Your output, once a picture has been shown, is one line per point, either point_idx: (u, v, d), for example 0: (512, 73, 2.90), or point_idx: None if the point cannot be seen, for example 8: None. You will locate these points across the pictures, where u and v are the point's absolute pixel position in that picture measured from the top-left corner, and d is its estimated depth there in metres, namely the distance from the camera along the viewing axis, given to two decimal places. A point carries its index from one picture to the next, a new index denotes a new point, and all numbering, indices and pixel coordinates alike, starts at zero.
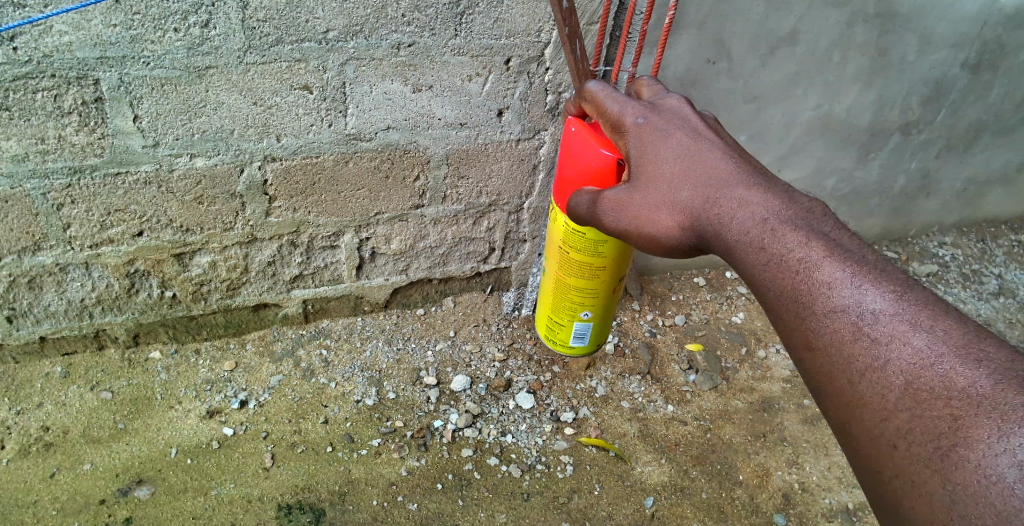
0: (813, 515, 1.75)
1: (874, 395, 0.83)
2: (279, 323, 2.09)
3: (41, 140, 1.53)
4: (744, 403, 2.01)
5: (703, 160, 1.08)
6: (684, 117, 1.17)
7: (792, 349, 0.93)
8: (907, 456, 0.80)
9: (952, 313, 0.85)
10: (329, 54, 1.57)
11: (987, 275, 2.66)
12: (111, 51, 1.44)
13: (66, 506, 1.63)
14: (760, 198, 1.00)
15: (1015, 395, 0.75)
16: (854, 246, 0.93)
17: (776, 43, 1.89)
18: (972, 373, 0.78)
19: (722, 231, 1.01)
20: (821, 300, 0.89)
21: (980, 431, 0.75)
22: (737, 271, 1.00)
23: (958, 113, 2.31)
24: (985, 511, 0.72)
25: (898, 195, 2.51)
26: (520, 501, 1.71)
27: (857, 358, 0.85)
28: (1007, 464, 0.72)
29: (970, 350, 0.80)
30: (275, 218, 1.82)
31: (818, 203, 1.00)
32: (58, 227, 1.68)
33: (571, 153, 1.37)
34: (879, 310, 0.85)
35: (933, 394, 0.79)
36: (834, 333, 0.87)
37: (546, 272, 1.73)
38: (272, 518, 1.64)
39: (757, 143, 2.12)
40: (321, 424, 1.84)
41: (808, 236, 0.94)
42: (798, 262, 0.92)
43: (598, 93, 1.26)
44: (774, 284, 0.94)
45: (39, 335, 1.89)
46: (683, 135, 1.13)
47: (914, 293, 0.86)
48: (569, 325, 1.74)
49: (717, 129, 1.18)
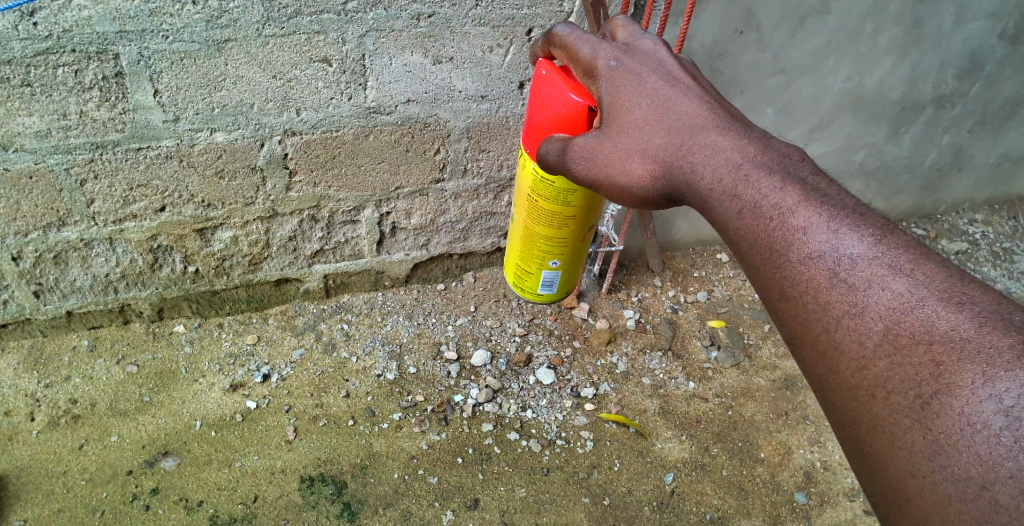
0: (835, 494, 1.73)
1: (852, 343, 0.84)
2: (301, 298, 2.10)
3: (63, 115, 1.54)
4: (767, 381, 1.98)
5: (676, 105, 1.06)
6: (659, 59, 1.13)
7: (768, 299, 0.94)
8: (886, 406, 0.81)
9: (933, 257, 0.85)
10: (348, 25, 1.55)
11: (1019, 253, 2.60)
12: (131, 24, 1.44)
13: (95, 476, 1.67)
14: (733, 145, 0.99)
15: (1000, 338, 0.76)
16: (831, 190, 0.93)
17: (806, 14, 1.83)
18: (955, 316, 0.79)
19: (695, 180, 1.00)
20: (796, 247, 0.89)
21: (963, 377, 0.76)
22: (711, 220, 1.00)
23: (995, 87, 2.24)
24: (970, 461, 0.74)
25: (928, 171, 2.45)
26: (540, 476, 1.71)
27: (834, 306, 0.85)
28: (992, 411, 0.73)
29: (952, 294, 0.80)
30: (296, 193, 1.82)
31: (795, 149, 0.99)
32: (82, 202, 1.69)
33: (541, 98, 1.34)
34: (858, 255, 0.85)
35: (913, 339, 0.80)
36: (810, 281, 0.87)
37: (515, 220, 1.79)
38: (295, 489, 1.66)
39: (784, 117, 2.07)
40: (342, 398, 1.86)
41: (784, 182, 0.93)
42: (772, 209, 0.92)
43: (568, 37, 1.22)
44: (749, 233, 0.94)
45: (66, 310, 1.92)
46: (657, 79, 1.09)
47: (894, 237, 0.86)
48: (537, 273, 1.81)
49: (693, 72, 1.15)
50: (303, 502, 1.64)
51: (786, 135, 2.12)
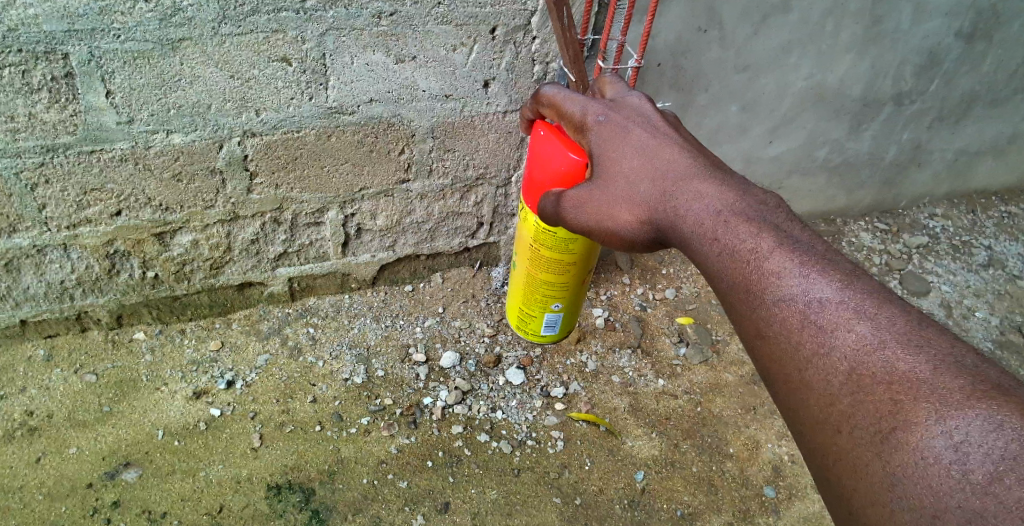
0: (802, 487, 1.75)
1: (820, 380, 0.84)
2: (266, 302, 2.06)
3: (11, 118, 1.48)
4: (735, 376, 2.00)
5: (659, 153, 1.09)
6: (644, 113, 1.18)
7: (744, 337, 0.94)
8: (850, 440, 0.81)
9: (896, 302, 0.86)
10: (308, 23, 1.51)
11: (977, 246, 2.64)
12: (80, 23, 1.39)
13: (53, 490, 1.61)
14: (713, 191, 1.01)
15: (953, 379, 0.77)
16: (803, 236, 0.94)
17: (768, 12, 1.85)
18: (913, 359, 0.80)
19: (678, 223, 1.02)
20: (770, 289, 0.90)
21: (918, 414, 0.76)
22: (692, 262, 1.02)
23: (952, 84, 2.29)
24: (923, 491, 0.74)
25: (889, 167, 2.49)
26: (511, 477, 1.70)
27: (805, 345, 0.86)
28: (942, 445, 0.74)
29: (910, 336, 0.81)
30: (257, 195, 1.78)
31: (772, 196, 1.01)
32: (34, 207, 1.64)
33: (540, 156, 1.40)
34: (826, 299, 0.86)
35: (874, 379, 0.80)
36: (783, 321, 0.88)
37: (517, 266, 1.80)
38: (261, 498, 1.63)
39: (748, 115, 2.08)
40: (309, 403, 1.82)
41: (760, 228, 0.95)
42: (748, 253, 0.93)
43: (554, 97, 1.29)
44: (727, 275, 0.95)
45: (20, 318, 1.85)
46: (642, 131, 1.14)
47: (860, 283, 0.88)
48: (540, 316, 1.85)
49: (677, 125, 1.19)
50: (270, 510, 1.61)
51: (750, 132, 2.13)
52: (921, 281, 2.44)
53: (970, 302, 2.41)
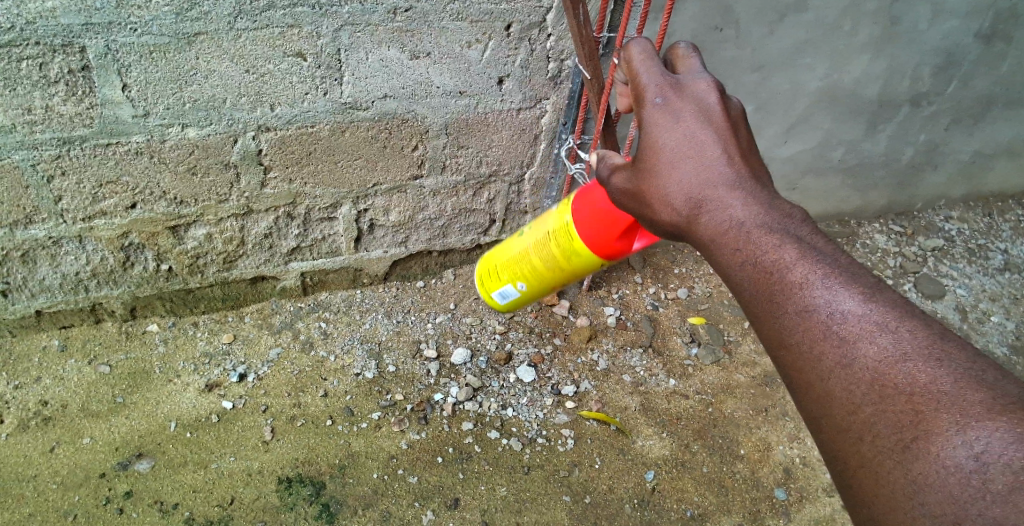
0: (813, 490, 1.74)
1: (842, 389, 0.83)
2: (278, 296, 2.07)
3: (28, 110, 1.49)
4: (746, 377, 1.99)
5: (701, 151, 1.02)
6: (704, 101, 1.07)
7: (765, 344, 0.92)
8: (872, 449, 0.80)
9: (919, 316, 0.84)
10: (324, 19, 1.51)
11: (993, 249, 2.60)
12: (97, 17, 1.39)
13: (67, 480, 1.63)
14: (743, 201, 0.97)
15: (975, 392, 0.76)
16: (827, 250, 0.91)
17: (785, 11, 1.83)
18: (933, 370, 0.78)
19: (699, 227, 0.99)
20: (793, 299, 0.88)
21: (939, 424, 0.76)
22: (712, 265, 0.99)
23: (970, 84, 2.26)
24: (944, 499, 0.74)
25: (905, 167, 2.47)
26: (521, 475, 1.70)
27: (827, 355, 0.84)
28: (964, 455, 0.73)
29: (932, 350, 0.80)
30: (271, 189, 1.79)
31: (797, 209, 0.97)
32: (50, 199, 1.65)
33: None
34: (849, 312, 0.84)
35: (895, 389, 0.79)
36: (806, 331, 0.86)
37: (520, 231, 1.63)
38: (272, 491, 1.64)
39: (763, 113, 2.07)
40: (321, 398, 1.83)
41: (783, 241, 0.91)
42: (773, 264, 0.90)
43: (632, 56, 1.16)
44: (748, 283, 0.92)
45: (35, 309, 1.86)
46: (693, 123, 1.05)
47: (883, 295, 0.86)
48: (501, 282, 1.66)
49: (738, 118, 1.08)
50: (280, 503, 1.61)
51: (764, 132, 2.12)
52: (935, 284, 2.41)
53: (985, 305, 2.38)
